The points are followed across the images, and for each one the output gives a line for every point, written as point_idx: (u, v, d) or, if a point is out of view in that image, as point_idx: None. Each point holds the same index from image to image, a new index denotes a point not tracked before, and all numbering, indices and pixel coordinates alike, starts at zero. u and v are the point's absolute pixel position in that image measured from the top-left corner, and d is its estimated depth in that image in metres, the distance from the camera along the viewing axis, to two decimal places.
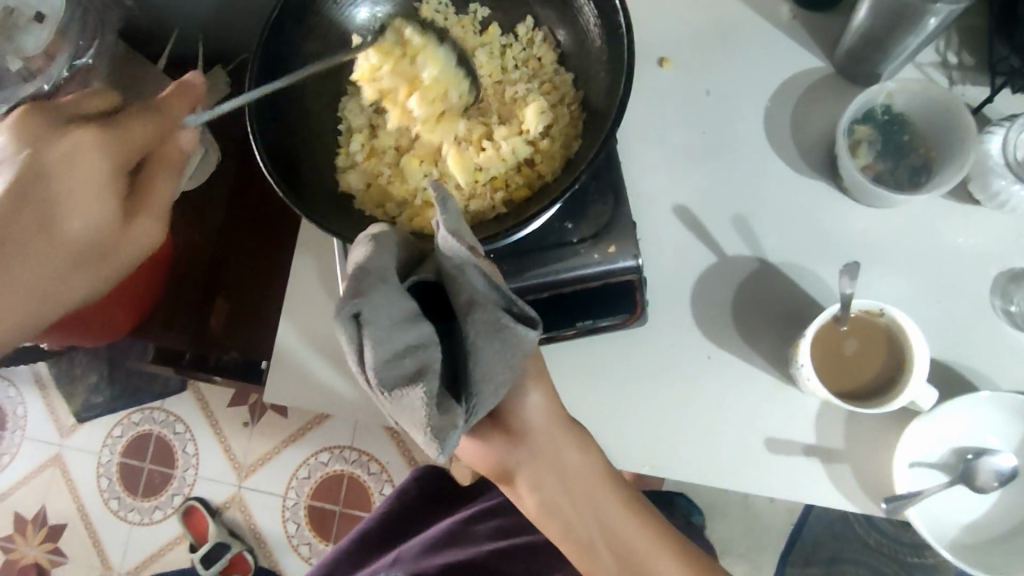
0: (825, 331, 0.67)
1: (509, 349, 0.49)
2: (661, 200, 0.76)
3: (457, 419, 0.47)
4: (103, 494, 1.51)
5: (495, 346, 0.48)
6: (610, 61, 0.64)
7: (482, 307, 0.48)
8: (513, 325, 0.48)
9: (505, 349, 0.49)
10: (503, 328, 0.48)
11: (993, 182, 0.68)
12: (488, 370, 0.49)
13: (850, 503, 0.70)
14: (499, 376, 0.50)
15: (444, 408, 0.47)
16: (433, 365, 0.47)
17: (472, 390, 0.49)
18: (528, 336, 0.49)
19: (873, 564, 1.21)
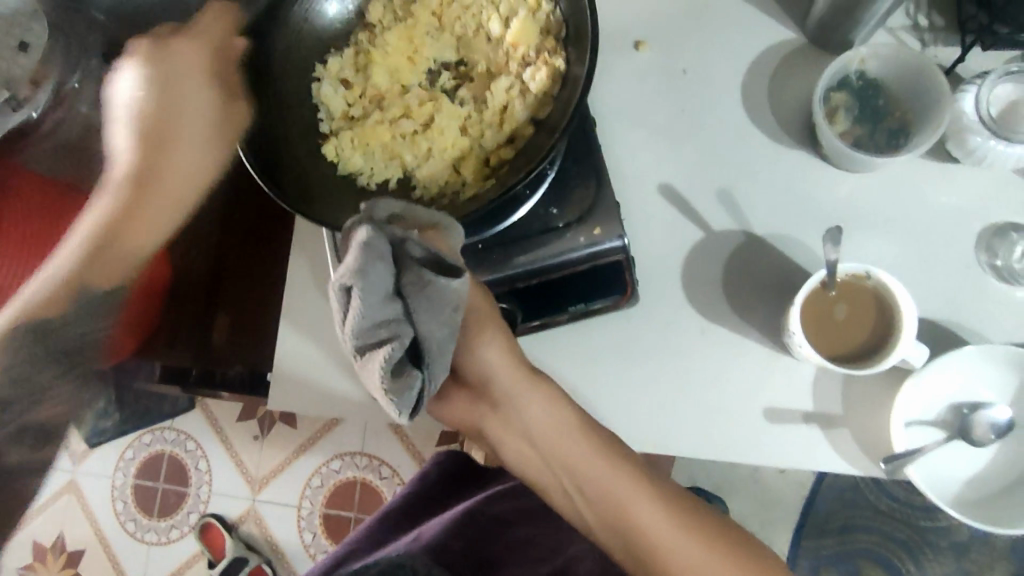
0: (815, 298, 0.68)
1: (441, 305, 0.52)
2: (646, 181, 0.77)
3: (415, 381, 0.52)
4: (119, 517, 1.52)
5: (430, 303, 0.52)
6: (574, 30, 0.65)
7: (409, 269, 0.51)
8: (438, 280, 0.51)
9: (438, 306, 0.52)
10: (429, 285, 0.51)
11: (969, 140, 0.69)
12: (431, 330, 0.52)
13: (850, 467, 0.71)
14: (444, 335, 0.53)
15: (400, 372, 0.52)
16: (401, 337, 0.51)
17: (426, 354, 0.53)
18: (450, 283, 0.52)
19: (886, 530, 1.22)
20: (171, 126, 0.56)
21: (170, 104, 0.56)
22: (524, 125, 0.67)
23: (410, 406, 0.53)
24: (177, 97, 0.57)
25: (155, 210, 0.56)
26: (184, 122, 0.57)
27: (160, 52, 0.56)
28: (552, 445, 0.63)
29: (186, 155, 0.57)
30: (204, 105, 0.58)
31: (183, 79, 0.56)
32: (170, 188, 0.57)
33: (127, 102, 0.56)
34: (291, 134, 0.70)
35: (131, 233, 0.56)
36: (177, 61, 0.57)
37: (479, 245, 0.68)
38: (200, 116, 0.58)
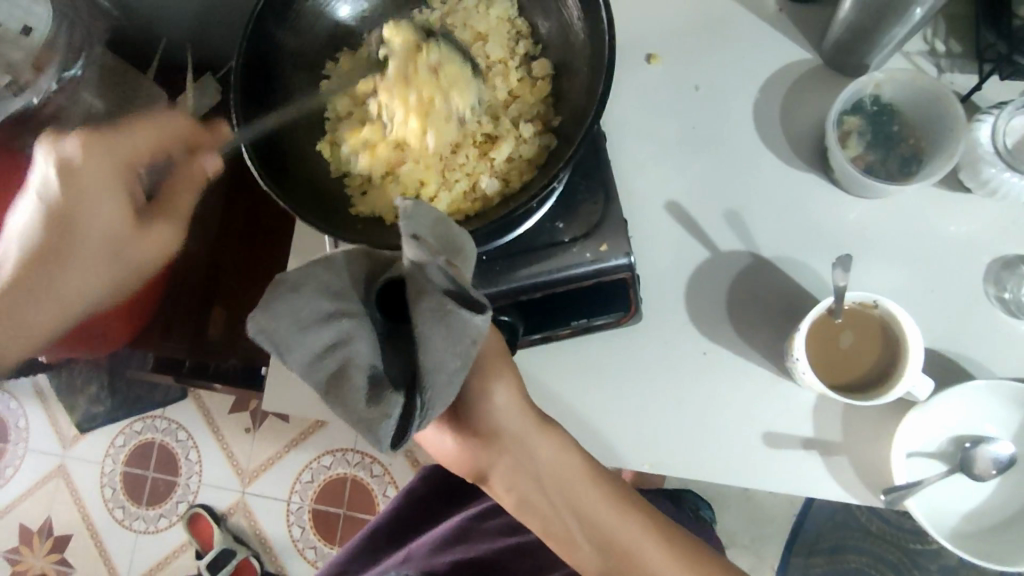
0: (820, 324, 0.67)
1: (459, 339, 0.47)
2: (654, 197, 0.76)
3: (394, 407, 0.46)
4: (107, 504, 1.51)
5: (444, 335, 0.46)
6: (592, 51, 0.63)
7: (428, 295, 0.47)
8: (460, 312, 0.46)
9: (454, 339, 0.46)
10: (449, 313, 0.46)
11: (983, 171, 0.68)
12: (437, 359, 0.46)
13: (848, 495, 0.70)
14: (453, 370, 0.47)
15: (379, 399, 0.46)
16: (353, 359, 0.47)
17: (423, 387, 0.46)
18: (471, 319, 0.47)
19: (877, 552, 1.21)
20: (67, 234, 0.60)
21: (64, 209, 0.59)
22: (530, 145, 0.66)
23: (391, 436, 0.46)
24: (97, 192, 0.59)
25: (99, 263, 0.62)
26: (84, 222, 0.59)
27: (79, 162, 0.58)
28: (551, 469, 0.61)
29: (93, 232, 0.60)
30: (108, 216, 0.60)
31: (96, 196, 0.59)
32: (63, 292, 0.62)
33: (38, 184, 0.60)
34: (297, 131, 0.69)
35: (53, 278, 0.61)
36: (97, 168, 0.59)
37: (484, 257, 0.67)
38: (98, 219, 0.60)
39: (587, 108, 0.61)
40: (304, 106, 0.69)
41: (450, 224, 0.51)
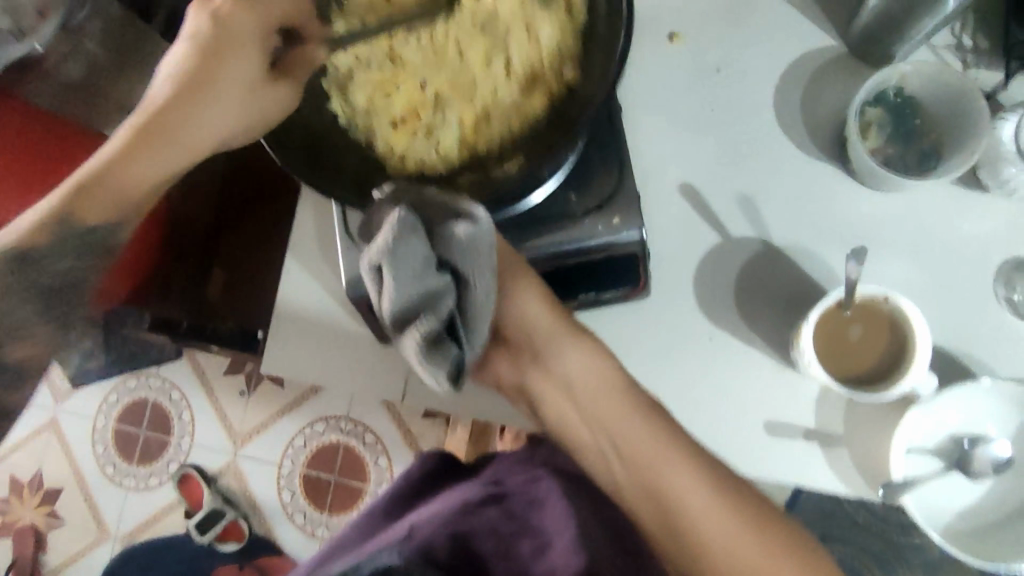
0: (830, 316, 0.66)
1: (472, 249, 0.53)
2: (667, 178, 0.75)
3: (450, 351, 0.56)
4: (99, 459, 1.51)
5: (485, 261, 0.54)
6: (612, 23, 0.60)
7: (453, 219, 0.53)
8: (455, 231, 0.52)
9: (468, 248, 0.53)
10: (458, 236, 0.52)
11: (1004, 170, 0.68)
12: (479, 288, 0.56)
13: (844, 487, 0.71)
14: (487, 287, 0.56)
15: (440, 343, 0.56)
16: (441, 303, 0.54)
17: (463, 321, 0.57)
18: (476, 234, 0.52)
19: (860, 542, 1.23)
20: (170, 134, 0.56)
21: (207, 65, 0.54)
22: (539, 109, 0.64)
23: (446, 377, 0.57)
24: (239, 63, 0.55)
25: (166, 154, 0.56)
26: (205, 108, 0.56)
27: (225, 16, 0.54)
28: (576, 416, 0.66)
29: (149, 168, 0.56)
30: (224, 117, 0.56)
31: (224, 54, 0.54)
32: (186, 139, 0.56)
33: (185, 37, 0.55)
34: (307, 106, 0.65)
35: (111, 178, 0.56)
36: (235, 29, 0.54)
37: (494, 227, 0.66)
38: (170, 162, 0.57)
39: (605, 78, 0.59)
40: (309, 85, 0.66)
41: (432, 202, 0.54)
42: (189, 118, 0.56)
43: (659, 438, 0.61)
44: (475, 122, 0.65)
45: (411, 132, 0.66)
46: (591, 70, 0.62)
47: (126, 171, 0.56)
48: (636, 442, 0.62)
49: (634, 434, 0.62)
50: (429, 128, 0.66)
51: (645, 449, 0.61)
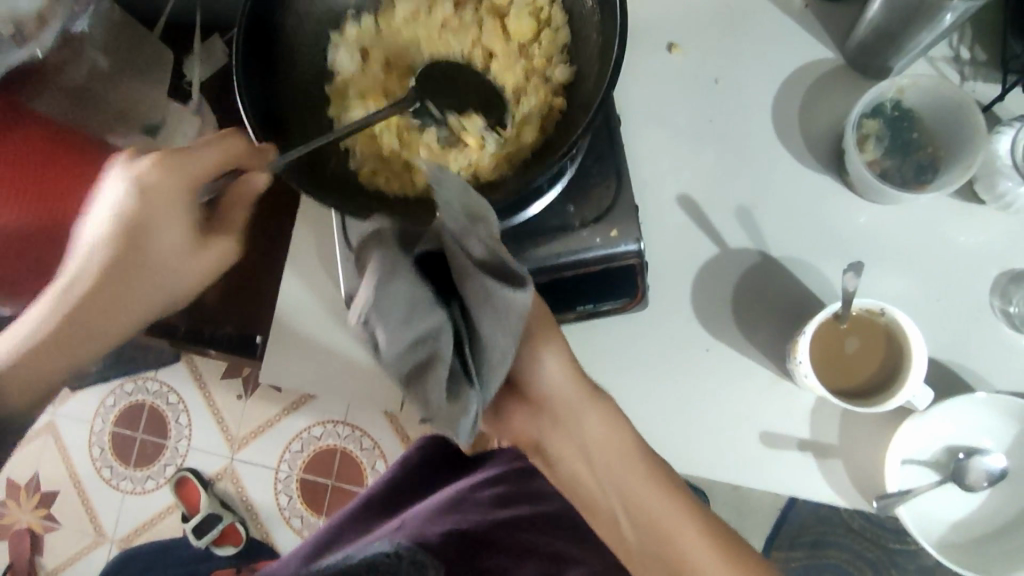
0: (827, 328, 0.66)
1: (506, 315, 0.50)
2: (665, 188, 0.75)
3: (468, 403, 0.52)
4: (95, 462, 1.51)
5: (493, 314, 0.49)
6: (603, 24, 0.57)
7: (470, 278, 0.48)
8: (502, 293, 0.48)
9: (502, 316, 0.50)
10: (493, 296, 0.48)
11: (999, 184, 0.68)
12: (493, 338, 0.51)
13: (839, 498, 0.71)
14: (504, 346, 0.51)
15: (456, 395, 0.52)
16: (439, 353, 0.51)
17: (484, 362, 0.52)
18: (513, 296, 0.48)
19: (856, 548, 1.23)
20: (134, 271, 0.51)
21: (142, 215, 0.50)
22: (537, 115, 0.61)
23: (468, 428, 0.53)
24: (176, 217, 0.51)
25: (92, 326, 0.51)
26: (152, 240, 0.50)
27: (143, 181, 0.50)
28: (577, 453, 0.61)
29: (97, 332, 0.51)
30: (181, 237, 0.52)
31: (172, 202, 0.51)
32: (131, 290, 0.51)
33: (112, 204, 0.50)
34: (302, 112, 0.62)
35: (54, 363, 0.50)
36: (167, 188, 0.50)
37: None
38: (144, 314, 0.53)
39: (601, 79, 0.56)
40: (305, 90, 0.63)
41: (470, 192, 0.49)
42: (145, 264, 0.51)
43: (622, 459, 0.59)
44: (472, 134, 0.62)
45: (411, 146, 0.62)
46: (584, 70, 0.59)
47: (81, 346, 0.51)
48: (623, 473, 0.59)
49: (607, 447, 0.59)
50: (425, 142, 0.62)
51: (613, 463, 0.59)
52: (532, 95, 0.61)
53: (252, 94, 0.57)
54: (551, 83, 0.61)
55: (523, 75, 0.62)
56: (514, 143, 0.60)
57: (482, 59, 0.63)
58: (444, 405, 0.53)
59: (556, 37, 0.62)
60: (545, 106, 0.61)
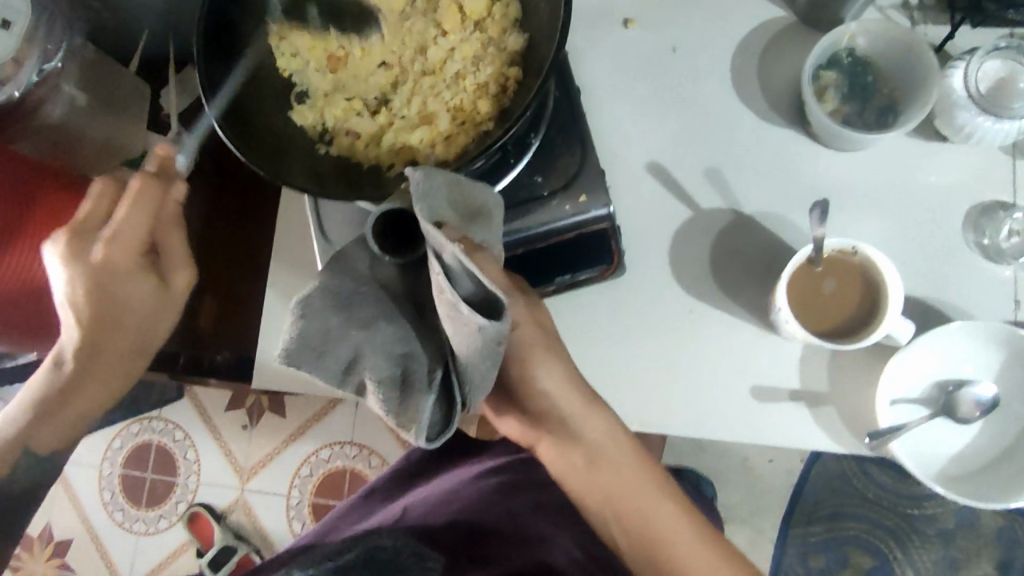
0: (802, 272, 0.67)
1: (477, 341, 0.47)
2: (634, 159, 0.76)
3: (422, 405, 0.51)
4: (106, 506, 1.51)
5: (468, 340, 0.47)
6: None
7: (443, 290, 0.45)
8: (465, 313, 0.45)
9: (474, 342, 0.47)
10: (461, 316, 0.45)
11: (959, 116, 0.69)
12: (469, 362, 0.48)
13: (837, 447, 0.71)
14: (484, 375, 0.50)
15: (406, 405, 0.51)
16: (415, 358, 0.51)
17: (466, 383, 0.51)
18: (487, 328, 0.45)
19: (874, 518, 1.22)
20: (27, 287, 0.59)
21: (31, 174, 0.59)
22: (493, 88, 0.62)
23: (422, 435, 0.51)
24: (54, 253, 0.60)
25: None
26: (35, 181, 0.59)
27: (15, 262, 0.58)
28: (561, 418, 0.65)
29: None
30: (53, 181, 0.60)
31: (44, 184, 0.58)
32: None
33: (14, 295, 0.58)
34: (264, 101, 0.64)
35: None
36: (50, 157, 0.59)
37: None
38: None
39: (552, 42, 0.58)
40: (269, 81, 0.65)
41: (464, 187, 0.49)
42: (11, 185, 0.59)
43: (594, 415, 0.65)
44: (432, 113, 0.63)
45: (376, 130, 0.64)
46: (536, 41, 0.61)
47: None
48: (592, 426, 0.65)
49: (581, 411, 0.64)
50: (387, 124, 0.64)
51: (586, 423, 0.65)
52: (488, 70, 0.62)
53: (213, 85, 0.59)
54: (505, 53, 0.62)
55: (478, 51, 0.64)
56: (473, 116, 0.62)
57: (437, 41, 0.65)
58: (403, 411, 0.52)
59: (507, 12, 0.63)
60: (501, 79, 0.62)
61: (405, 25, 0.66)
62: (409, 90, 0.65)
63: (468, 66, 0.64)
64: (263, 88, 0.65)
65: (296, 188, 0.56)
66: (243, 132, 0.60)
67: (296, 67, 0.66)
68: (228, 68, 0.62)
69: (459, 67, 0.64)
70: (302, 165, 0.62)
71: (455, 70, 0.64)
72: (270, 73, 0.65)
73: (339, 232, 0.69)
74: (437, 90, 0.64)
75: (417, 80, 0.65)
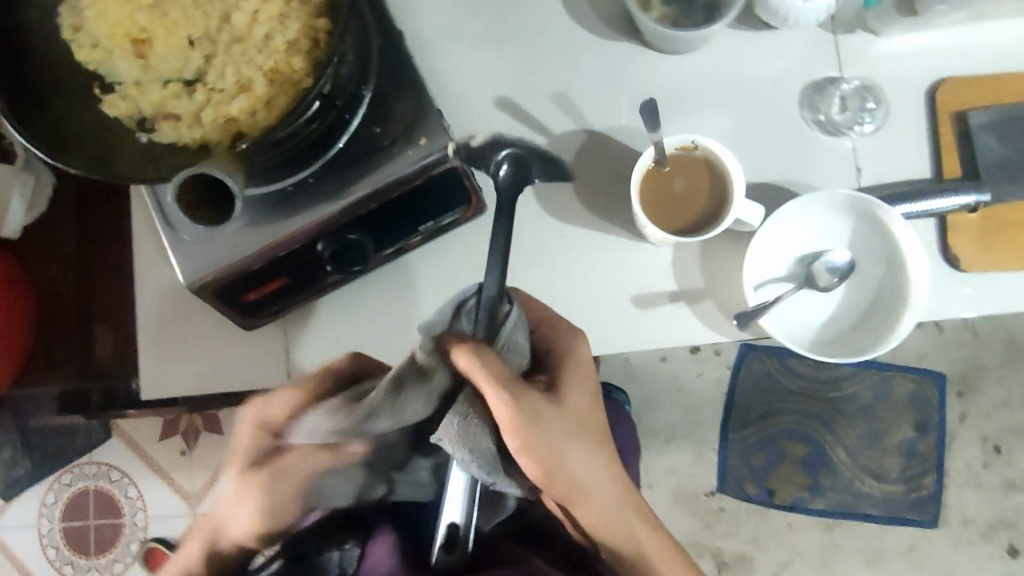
0: (651, 177, 0.68)
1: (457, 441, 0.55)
2: (482, 98, 0.76)
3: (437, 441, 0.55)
4: (54, 562, 1.28)
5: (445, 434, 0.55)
6: None
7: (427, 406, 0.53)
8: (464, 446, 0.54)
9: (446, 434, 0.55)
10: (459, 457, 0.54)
11: (772, 1, 0.70)
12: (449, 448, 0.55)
13: (722, 337, 0.74)
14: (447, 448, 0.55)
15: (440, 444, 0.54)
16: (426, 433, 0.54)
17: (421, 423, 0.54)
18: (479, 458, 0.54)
19: (801, 408, 1.20)
20: None
21: None
22: (304, 43, 0.60)
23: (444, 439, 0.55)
24: None
25: None
26: None
27: None
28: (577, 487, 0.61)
29: None
30: None
31: None
32: None
33: None
34: (70, 99, 0.61)
35: None
36: None
37: (310, 179, 0.65)
38: None
39: None
40: (68, 75, 0.62)
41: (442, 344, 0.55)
42: None
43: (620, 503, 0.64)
44: (246, 79, 0.61)
45: (195, 107, 0.61)
46: None
47: None
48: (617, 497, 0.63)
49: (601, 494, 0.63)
50: (204, 100, 0.61)
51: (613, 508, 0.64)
52: (295, 25, 0.61)
53: (6, 90, 0.56)
54: (310, 5, 0.61)
55: (282, 8, 0.61)
56: (289, 76, 0.60)
57: (239, 4, 0.62)
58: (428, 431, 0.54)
59: None
60: (310, 33, 0.60)
61: None
62: (221, 59, 0.62)
63: (274, 25, 0.61)
64: (68, 87, 0.62)
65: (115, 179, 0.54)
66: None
67: (94, 56, 0.63)
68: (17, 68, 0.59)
69: (266, 27, 0.61)
70: (119, 156, 0.59)
71: (262, 31, 0.61)
72: (71, 67, 0.62)
73: (181, 219, 0.65)
74: (248, 56, 0.62)
75: (225, 49, 0.62)
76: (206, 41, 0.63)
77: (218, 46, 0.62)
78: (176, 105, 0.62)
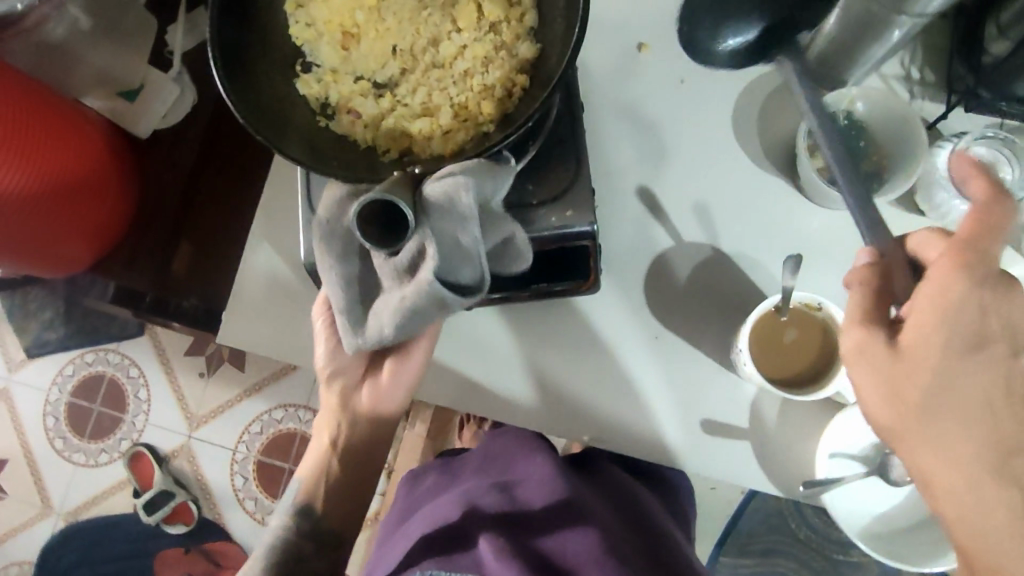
0: (766, 320, 0.69)
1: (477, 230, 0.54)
2: (627, 182, 0.78)
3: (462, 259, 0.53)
4: (48, 433, 1.38)
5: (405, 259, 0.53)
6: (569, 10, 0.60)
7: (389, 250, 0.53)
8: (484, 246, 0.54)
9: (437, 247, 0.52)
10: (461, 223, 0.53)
11: (937, 194, 0.72)
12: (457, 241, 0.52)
13: (773, 488, 0.74)
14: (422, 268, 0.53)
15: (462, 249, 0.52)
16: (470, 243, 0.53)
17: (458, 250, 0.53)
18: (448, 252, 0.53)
19: (801, 557, 1.19)
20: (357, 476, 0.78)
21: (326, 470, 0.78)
22: (498, 91, 0.63)
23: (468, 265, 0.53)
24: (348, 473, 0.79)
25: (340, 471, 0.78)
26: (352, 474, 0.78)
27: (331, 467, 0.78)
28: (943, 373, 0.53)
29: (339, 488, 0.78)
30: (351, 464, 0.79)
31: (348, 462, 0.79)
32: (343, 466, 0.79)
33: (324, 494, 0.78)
34: (271, 65, 0.64)
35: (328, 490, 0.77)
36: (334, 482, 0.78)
37: None
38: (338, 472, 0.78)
39: (563, 57, 0.59)
40: (275, 43, 0.65)
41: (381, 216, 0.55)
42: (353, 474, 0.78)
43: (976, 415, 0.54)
44: (433, 103, 0.64)
45: (378, 112, 0.64)
46: (548, 54, 0.62)
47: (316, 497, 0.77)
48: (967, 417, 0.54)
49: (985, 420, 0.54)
50: (389, 109, 0.65)
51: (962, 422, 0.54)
52: (495, 73, 0.63)
53: (223, 44, 0.59)
54: (515, 60, 0.63)
55: (488, 52, 0.64)
56: (474, 115, 0.63)
57: (450, 36, 0.66)
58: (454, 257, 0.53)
59: (522, 21, 0.64)
60: (507, 85, 0.63)
61: (421, 13, 0.66)
62: (417, 78, 0.65)
63: (476, 65, 0.64)
64: (273, 54, 0.65)
65: (295, 161, 0.57)
66: (241, 85, 0.60)
67: (305, 35, 0.66)
68: (238, 24, 0.61)
69: (468, 65, 0.65)
70: (298, 135, 0.62)
71: (463, 67, 0.65)
72: (281, 37, 0.66)
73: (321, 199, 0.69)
74: (443, 85, 0.65)
75: (424, 71, 0.66)
76: (408, 57, 0.66)
77: (418, 66, 0.66)
78: (362, 104, 0.65)
